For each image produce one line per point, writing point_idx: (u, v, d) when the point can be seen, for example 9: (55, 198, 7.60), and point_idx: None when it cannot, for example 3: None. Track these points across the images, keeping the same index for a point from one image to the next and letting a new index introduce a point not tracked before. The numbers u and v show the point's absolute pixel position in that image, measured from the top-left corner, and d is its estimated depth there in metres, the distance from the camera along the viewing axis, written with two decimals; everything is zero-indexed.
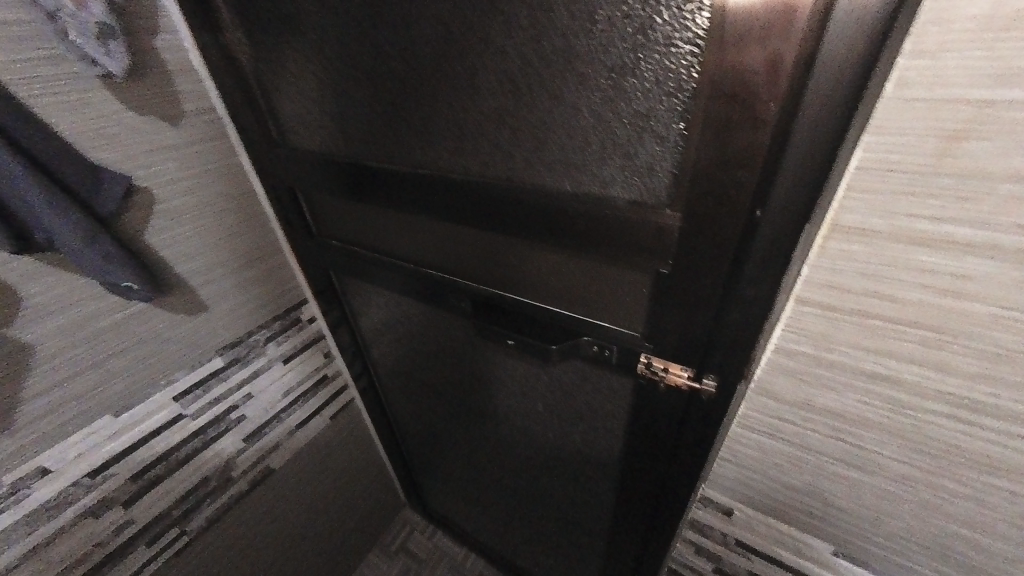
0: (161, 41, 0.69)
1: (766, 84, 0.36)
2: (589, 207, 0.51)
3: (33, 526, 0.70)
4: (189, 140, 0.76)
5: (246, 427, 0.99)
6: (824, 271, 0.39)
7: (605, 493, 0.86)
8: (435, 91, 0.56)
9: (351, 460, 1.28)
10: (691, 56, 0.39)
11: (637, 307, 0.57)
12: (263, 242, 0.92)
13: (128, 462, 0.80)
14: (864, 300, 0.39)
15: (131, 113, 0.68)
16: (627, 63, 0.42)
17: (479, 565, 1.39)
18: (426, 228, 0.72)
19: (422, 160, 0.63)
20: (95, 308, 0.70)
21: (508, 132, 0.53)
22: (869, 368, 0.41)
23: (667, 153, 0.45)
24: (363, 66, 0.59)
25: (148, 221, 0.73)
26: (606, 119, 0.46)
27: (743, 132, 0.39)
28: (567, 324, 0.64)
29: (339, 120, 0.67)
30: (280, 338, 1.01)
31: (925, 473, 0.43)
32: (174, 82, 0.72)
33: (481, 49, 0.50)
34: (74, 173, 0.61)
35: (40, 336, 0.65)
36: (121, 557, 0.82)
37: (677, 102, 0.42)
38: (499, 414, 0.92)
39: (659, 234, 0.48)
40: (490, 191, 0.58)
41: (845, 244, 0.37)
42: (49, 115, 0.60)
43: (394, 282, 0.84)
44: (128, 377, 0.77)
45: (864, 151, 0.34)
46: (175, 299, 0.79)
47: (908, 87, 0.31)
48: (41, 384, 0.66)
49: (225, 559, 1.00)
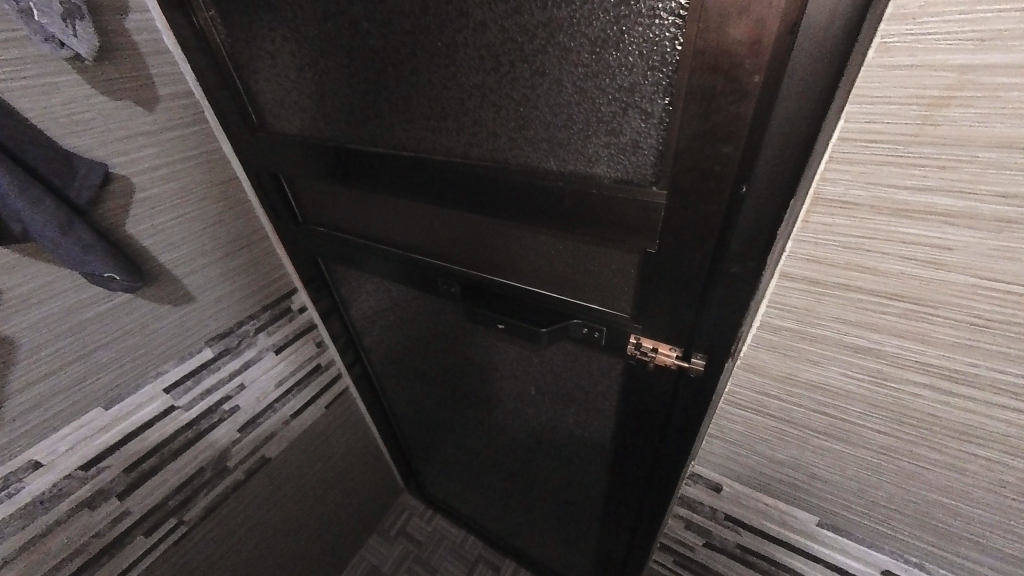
0: (133, 22, 0.67)
1: (750, 55, 0.35)
2: (575, 186, 0.50)
3: (28, 518, 0.70)
4: (167, 126, 0.74)
5: (240, 417, 0.98)
6: (808, 245, 0.39)
7: (599, 472, 0.87)
8: (416, 70, 0.54)
9: (347, 447, 1.29)
10: (675, 28, 0.38)
11: (624, 287, 0.57)
12: (248, 231, 0.91)
13: (120, 453, 0.79)
14: (846, 274, 0.38)
15: (105, 98, 0.66)
16: (610, 36, 0.41)
17: (478, 546, 1.42)
18: (412, 212, 0.71)
19: (405, 141, 0.61)
20: (78, 299, 0.68)
21: (491, 111, 0.52)
22: (853, 342, 0.41)
23: (652, 129, 0.44)
24: (340, 44, 0.57)
25: (128, 211, 0.71)
26: (590, 95, 0.45)
27: (727, 105, 0.38)
28: (555, 306, 0.64)
29: (318, 102, 0.66)
30: (270, 328, 1.00)
31: (907, 444, 0.44)
32: (147, 65, 0.70)
33: (461, 25, 0.48)
34: (47, 162, 0.59)
35: (23, 329, 0.64)
36: (118, 548, 0.82)
37: (661, 76, 0.41)
38: (493, 398, 0.92)
39: (644, 212, 0.48)
40: (475, 173, 0.57)
41: (827, 217, 0.37)
42: (19, 100, 0.58)
43: (382, 268, 0.83)
44: (115, 369, 0.76)
45: (848, 121, 0.33)
46: (159, 289, 0.78)
47: (889, 53, 0.30)
48: (28, 378, 0.66)
49: (224, 548, 1.01)
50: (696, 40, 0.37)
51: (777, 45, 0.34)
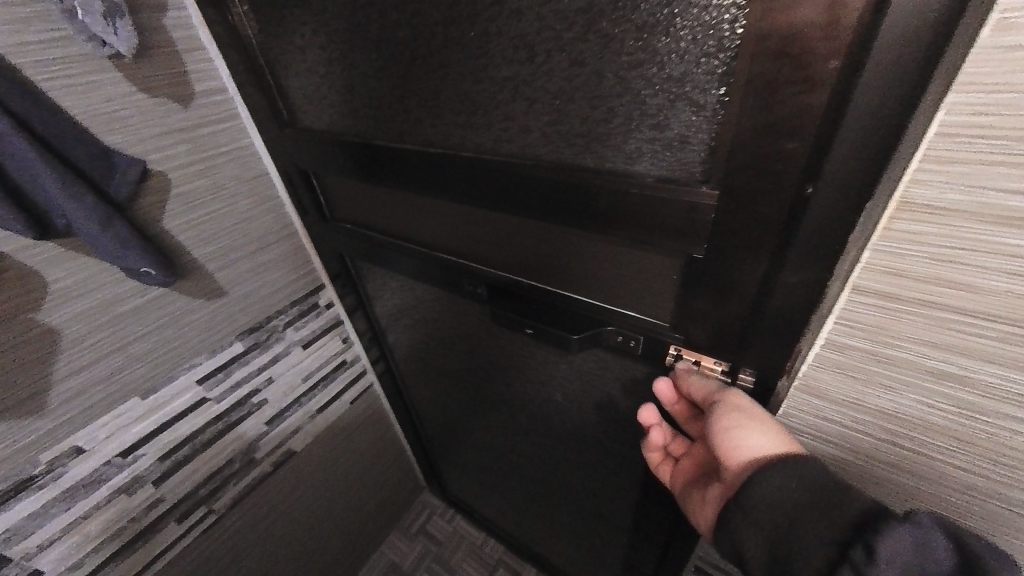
0: (169, 19, 0.68)
1: (825, 38, 0.31)
2: (614, 184, 0.47)
3: (70, 502, 0.72)
4: (201, 121, 0.75)
5: (267, 411, 1.00)
6: (887, 256, 0.34)
7: (628, 485, 0.83)
8: (446, 62, 0.52)
9: (371, 443, 1.29)
10: (736, 9, 0.34)
11: (664, 294, 0.54)
12: (278, 227, 0.91)
13: (155, 443, 0.81)
14: (933, 290, 0.34)
15: (143, 96, 0.67)
16: (659, 20, 0.38)
17: (499, 550, 1.40)
18: (440, 211, 0.69)
19: (433, 137, 0.59)
20: (116, 292, 0.70)
21: (524, 104, 0.49)
22: (935, 367, 0.36)
23: (703, 123, 0.40)
24: (369, 35, 0.55)
25: (163, 206, 0.72)
26: (634, 87, 0.42)
27: (793, 95, 0.34)
28: (587, 312, 0.61)
29: (347, 97, 0.64)
30: (298, 323, 1.01)
31: (992, 483, 0.39)
32: (183, 61, 0.71)
33: (495, 13, 0.46)
34: (87, 158, 0.60)
35: (66, 320, 0.66)
36: (152, 534, 0.84)
37: (716, 64, 0.37)
38: (518, 403, 0.90)
39: (691, 214, 0.44)
40: (507, 171, 0.54)
41: (913, 224, 0.32)
42: (62, 98, 0.59)
43: (408, 267, 0.82)
44: (151, 361, 0.77)
45: (948, 112, 0.29)
46: (191, 283, 0.79)
47: (1008, 31, 0.25)
48: (69, 368, 0.67)
49: (251, 538, 1.03)
50: (761, 22, 0.33)
51: (862, 25, 0.30)
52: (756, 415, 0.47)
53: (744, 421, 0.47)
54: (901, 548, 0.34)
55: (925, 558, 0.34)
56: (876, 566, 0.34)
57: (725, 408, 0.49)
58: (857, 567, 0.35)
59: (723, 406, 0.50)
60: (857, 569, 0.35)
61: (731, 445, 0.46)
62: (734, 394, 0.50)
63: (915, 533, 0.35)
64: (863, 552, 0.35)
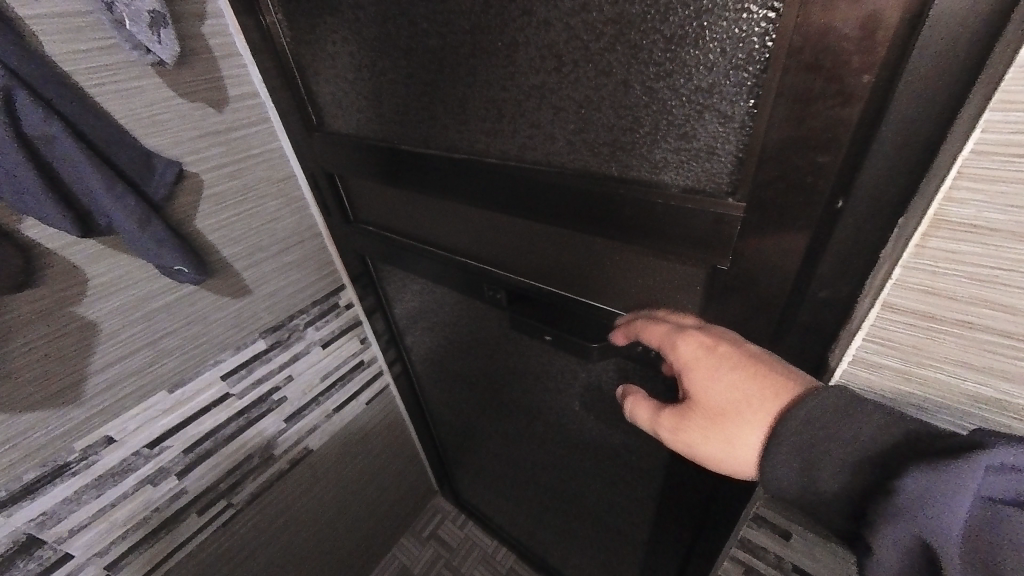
0: (208, 27, 0.71)
1: (859, 52, 0.31)
2: (638, 193, 0.47)
3: (101, 489, 0.75)
4: (235, 125, 0.77)
5: (287, 408, 1.02)
6: (923, 274, 0.34)
7: (645, 498, 0.82)
8: (472, 70, 0.53)
9: (386, 444, 1.31)
10: (767, 22, 0.34)
11: (687, 304, 0.53)
12: (303, 228, 0.94)
13: (181, 435, 0.84)
14: (971, 311, 0.33)
15: (181, 100, 0.70)
16: (689, 32, 0.38)
17: (510, 559, 1.40)
18: (463, 216, 0.70)
19: (458, 143, 0.60)
20: (150, 288, 0.73)
21: (550, 112, 0.50)
22: (972, 391, 0.35)
23: (731, 135, 0.40)
24: (398, 43, 0.57)
25: (197, 205, 0.75)
26: (662, 97, 0.42)
27: (828, 108, 0.33)
28: (608, 320, 0.61)
29: (374, 103, 0.66)
30: (319, 323, 1.03)
31: None
32: (219, 67, 0.73)
33: (523, 23, 0.46)
34: (128, 159, 0.63)
35: (103, 315, 0.68)
36: (174, 525, 0.86)
37: (746, 76, 0.37)
38: (535, 409, 0.90)
39: (717, 226, 0.43)
40: (530, 178, 0.54)
41: (951, 242, 0.32)
42: (107, 103, 0.62)
43: (429, 271, 0.83)
44: (180, 356, 0.80)
45: (986, 130, 0.28)
46: (219, 281, 0.82)
47: None
48: (105, 360, 0.70)
49: (268, 533, 1.05)
50: (792, 35, 0.33)
51: (895, 41, 0.30)
52: (694, 396, 0.44)
53: (712, 412, 0.42)
54: (925, 489, 0.31)
55: (954, 489, 0.30)
56: (898, 508, 0.32)
57: (675, 422, 0.45)
58: (876, 509, 0.33)
59: (716, 379, 0.42)
60: (874, 512, 0.33)
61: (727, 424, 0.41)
62: (724, 359, 0.42)
63: (937, 480, 0.30)
64: (881, 497, 0.33)
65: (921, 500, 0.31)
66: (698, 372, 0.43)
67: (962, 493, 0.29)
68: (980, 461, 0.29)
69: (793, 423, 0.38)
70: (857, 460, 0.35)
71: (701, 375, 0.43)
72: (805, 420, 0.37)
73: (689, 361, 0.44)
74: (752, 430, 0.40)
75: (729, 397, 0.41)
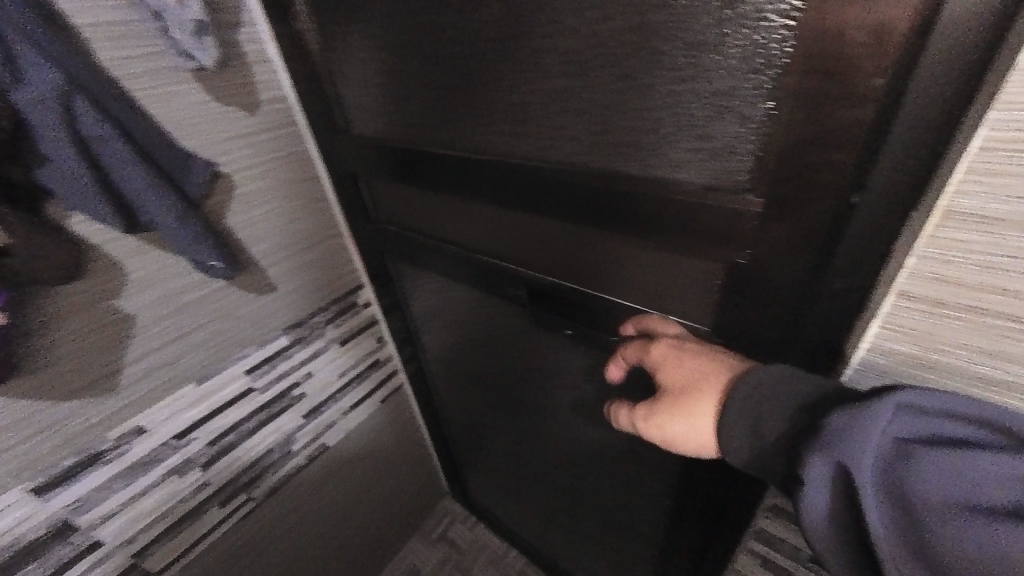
0: (243, 34, 0.75)
1: (870, 57, 0.33)
2: (657, 191, 0.49)
3: (130, 479, 0.78)
4: (265, 127, 0.81)
5: (305, 404, 1.05)
6: (932, 262, 0.37)
7: (657, 496, 0.83)
8: (498, 75, 0.56)
9: (398, 442, 1.33)
10: (785, 30, 0.36)
11: (702, 299, 0.55)
12: (325, 228, 0.97)
13: (206, 428, 0.87)
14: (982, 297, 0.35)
15: (215, 104, 0.73)
16: (709, 40, 0.40)
17: (519, 561, 1.41)
18: (483, 215, 0.72)
19: (481, 144, 0.63)
20: (183, 283, 0.76)
21: (572, 114, 0.52)
22: (983, 372, 0.38)
23: (750, 135, 0.42)
24: (426, 49, 0.60)
25: (229, 204, 0.79)
26: (683, 100, 0.44)
27: (843, 109, 0.36)
28: (625, 315, 0.63)
29: (400, 107, 0.69)
30: (337, 321, 1.06)
31: None
32: (252, 73, 0.77)
33: (549, 30, 0.49)
34: (168, 159, 0.66)
35: (138, 307, 0.71)
36: (196, 517, 0.89)
37: (765, 79, 0.39)
38: (547, 407, 0.92)
39: (734, 221, 0.45)
40: (551, 178, 0.57)
41: (959, 231, 0.35)
42: (153, 106, 0.66)
43: (448, 270, 0.86)
44: (208, 350, 0.83)
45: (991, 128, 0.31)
46: (247, 278, 0.85)
47: None
48: (139, 351, 0.74)
49: (284, 528, 1.07)
50: (810, 42, 0.35)
51: (904, 47, 0.32)
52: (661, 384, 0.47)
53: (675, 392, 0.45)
54: (847, 422, 0.34)
55: (870, 420, 0.34)
56: (819, 442, 0.35)
57: (643, 406, 0.47)
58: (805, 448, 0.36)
59: (679, 363, 0.47)
60: (804, 451, 0.36)
61: (687, 400, 0.44)
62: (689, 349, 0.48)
63: (856, 413, 0.34)
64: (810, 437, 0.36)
65: (842, 431, 0.34)
66: (666, 362, 0.48)
67: (877, 425, 0.33)
68: (889, 397, 0.34)
69: (739, 388, 0.41)
70: (792, 412, 0.39)
71: (668, 362, 0.47)
72: (751, 383, 0.41)
73: (660, 355, 0.49)
74: (708, 403, 0.43)
75: (690, 376, 0.45)
